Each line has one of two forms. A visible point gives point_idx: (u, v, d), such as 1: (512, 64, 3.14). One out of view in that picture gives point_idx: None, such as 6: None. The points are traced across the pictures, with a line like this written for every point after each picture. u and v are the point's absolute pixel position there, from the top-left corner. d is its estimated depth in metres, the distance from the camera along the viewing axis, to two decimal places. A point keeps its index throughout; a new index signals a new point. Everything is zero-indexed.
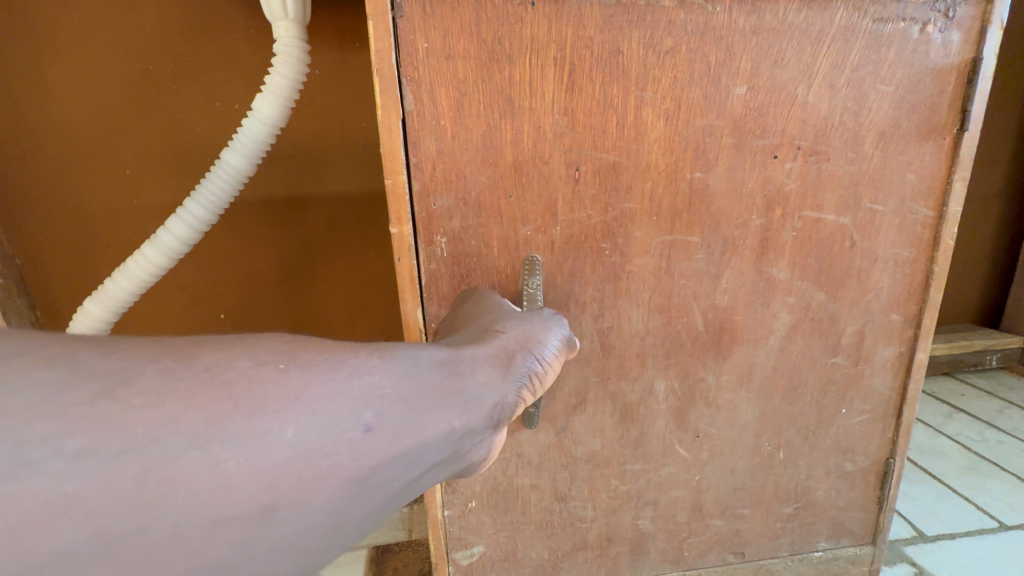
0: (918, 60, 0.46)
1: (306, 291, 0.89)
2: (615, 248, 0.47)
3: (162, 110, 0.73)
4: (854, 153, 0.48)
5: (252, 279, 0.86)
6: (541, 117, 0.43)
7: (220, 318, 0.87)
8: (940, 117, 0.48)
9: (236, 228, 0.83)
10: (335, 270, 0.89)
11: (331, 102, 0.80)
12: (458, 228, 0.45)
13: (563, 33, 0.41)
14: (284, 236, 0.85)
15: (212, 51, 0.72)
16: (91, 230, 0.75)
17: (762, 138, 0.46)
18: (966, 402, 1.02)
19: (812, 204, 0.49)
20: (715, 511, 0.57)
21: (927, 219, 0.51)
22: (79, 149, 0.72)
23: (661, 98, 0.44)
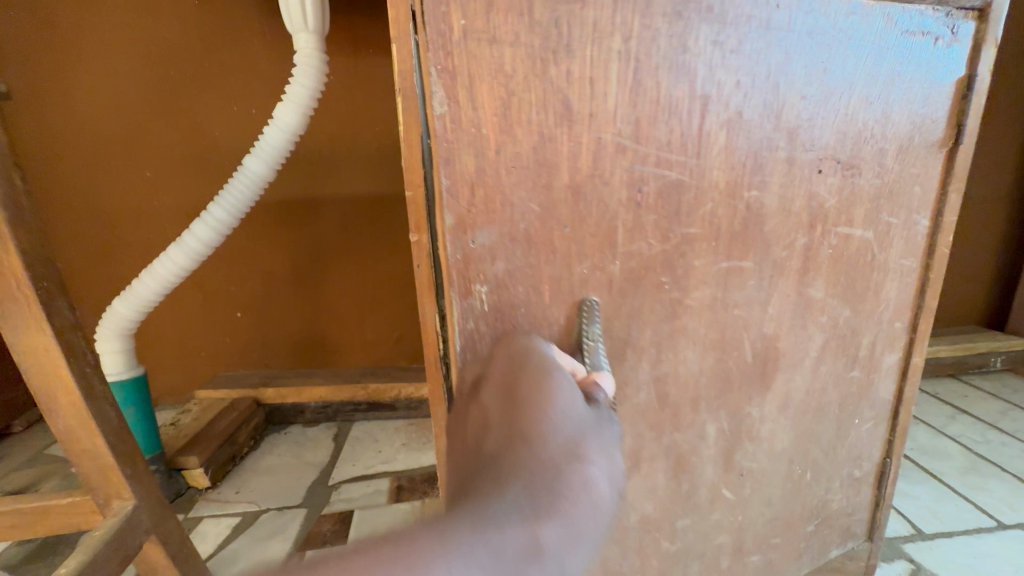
0: (928, 76, 0.44)
1: (317, 289, 1.02)
2: (674, 281, 0.42)
3: (187, 113, 0.85)
4: (880, 168, 0.46)
5: (270, 276, 1.00)
6: (602, 127, 0.36)
7: (237, 314, 1.02)
8: (940, 131, 0.46)
9: (256, 227, 0.97)
10: (347, 269, 1.01)
11: (348, 110, 0.92)
12: (502, 272, 0.38)
13: (629, 21, 0.35)
14: (298, 237, 0.98)
15: (234, 62, 0.84)
16: (122, 220, 0.89)
17: (812, 152, 0.43)
18: (969, 403, 0.99)
19: (846, 220, 0.46)
20: (754, 547, 0.56)
21: (925, 228, 0.49)
22: (114, 150, 0.86)
23: (726, 107, 0.39)
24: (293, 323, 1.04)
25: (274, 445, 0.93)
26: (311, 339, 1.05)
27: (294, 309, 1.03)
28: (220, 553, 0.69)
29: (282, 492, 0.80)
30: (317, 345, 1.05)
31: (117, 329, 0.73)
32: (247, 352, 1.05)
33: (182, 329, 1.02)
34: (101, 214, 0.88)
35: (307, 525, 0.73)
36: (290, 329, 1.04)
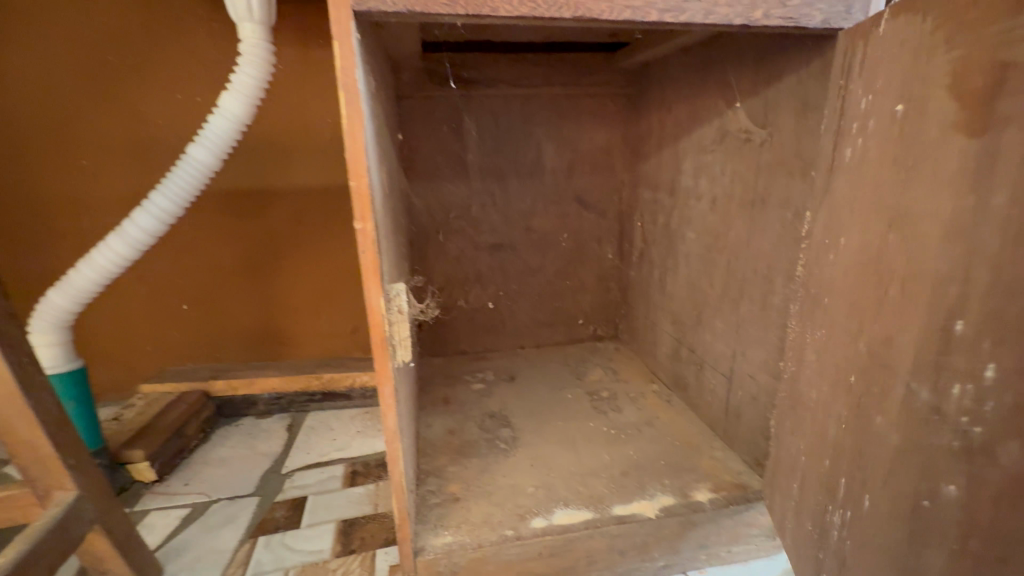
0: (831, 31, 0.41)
1: (271, 284, 1.07)
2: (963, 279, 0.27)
3: (127, 98, 0.84)
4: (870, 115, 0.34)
5: (219, 270, 1.04)
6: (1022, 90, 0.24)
7: (182, 308, 1.06)
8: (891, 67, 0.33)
9: (199, 222, 1.01)
10: (302, 264, 1.07)
11: (298, 96, 0.96)
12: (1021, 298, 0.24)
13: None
14: (248, 229, 1.03)
15: (176, 45, 0.83)
16: (46, 207, 0.87)
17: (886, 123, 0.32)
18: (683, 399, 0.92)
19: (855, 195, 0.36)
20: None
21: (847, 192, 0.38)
22: (43, 131, 0.84)
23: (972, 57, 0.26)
24: (248, 320, 1.09)
25: (224, 438, 0.95)
26: (270, 333, 1.11)
27: (251, 303, 1.08)
28: (167, 544, 0.70)
29: (231, 483, 0.82)
30: (276, 339, 1.11)
31: (57, 320, 0.77)
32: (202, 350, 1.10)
33: (123, 320, 1.06)
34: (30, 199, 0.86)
35: (259, 513, 0.75)
36: (243, 323, 1.09)
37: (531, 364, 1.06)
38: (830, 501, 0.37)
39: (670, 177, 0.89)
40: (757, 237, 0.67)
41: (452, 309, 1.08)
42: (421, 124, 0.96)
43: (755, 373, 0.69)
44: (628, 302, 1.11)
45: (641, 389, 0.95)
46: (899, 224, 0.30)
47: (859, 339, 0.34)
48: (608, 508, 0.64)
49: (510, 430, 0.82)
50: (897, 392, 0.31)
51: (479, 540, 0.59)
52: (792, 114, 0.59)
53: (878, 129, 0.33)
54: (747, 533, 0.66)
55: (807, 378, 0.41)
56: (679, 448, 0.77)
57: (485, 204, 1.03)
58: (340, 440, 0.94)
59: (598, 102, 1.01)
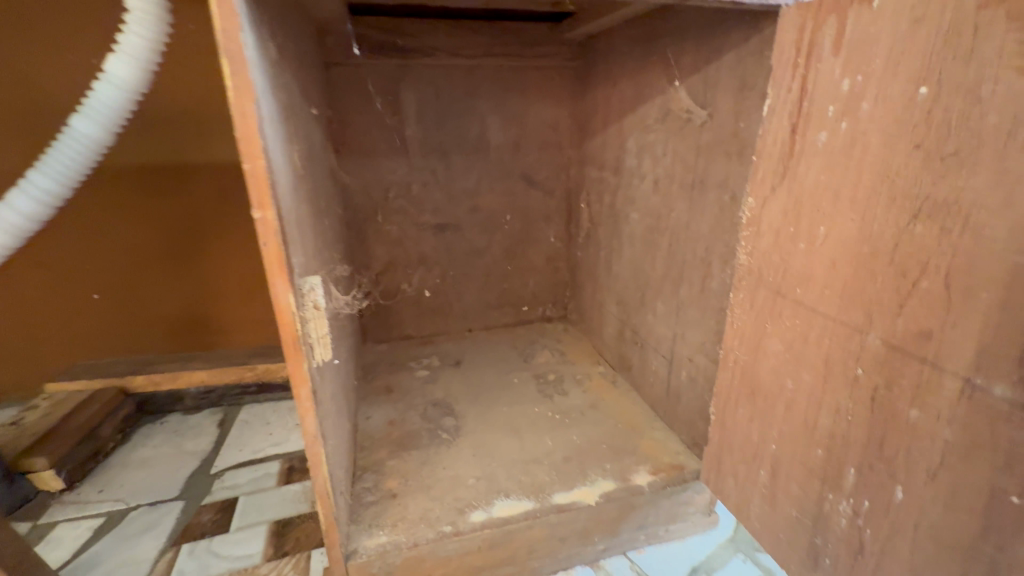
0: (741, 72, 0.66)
1: (195, 269, 1.06)
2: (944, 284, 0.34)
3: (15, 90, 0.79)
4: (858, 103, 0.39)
5: (136, 255, 1.02)
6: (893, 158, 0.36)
7: (95, 297, 1.03)
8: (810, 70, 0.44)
9: (109, 211, 0.98)
10: (220, 248, 1.05)
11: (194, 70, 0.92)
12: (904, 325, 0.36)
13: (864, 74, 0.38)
14: (163, 217, 1.01)
15: (60, 25, 0.77)
16: None
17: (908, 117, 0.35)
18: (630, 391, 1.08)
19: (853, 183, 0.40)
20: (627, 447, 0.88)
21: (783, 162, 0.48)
22: None
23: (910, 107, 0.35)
24: (166, 309, 1.08)
25: (145, 436, 0.98)
26: (196, 319, 1.10)
27: (170, 289, 1.06)
28: (78, 558, 0.72)
29: (149, 489, 0.84)
30: (200, 326, 1.10)
31: None
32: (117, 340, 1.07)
33: (32, 319, 1.02)
34: None
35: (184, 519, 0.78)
36: (164, 313, 1.08)
37: (475, 349, 1.24)
38: (833, 489, 0.44)
39: (616, 156, 1.02)
40: (695, 220, 0.80)
41: (396, 294, 1.23)
42: (354, 97, 1.04)
43: (693, 354, 0.85)
44: (575, 282, 1.30)
45: (587, 372, 1.15)
46: (897, 210, 0.36)
47: (864, 335, 0.40)
48: (548, 497, 0.79)
49: (452, 418, 0.99)
50: (914, 365, 0.36)
51: (415, 540, 0.72)
52: (729, 94, 0.69)
53: (856, 116, 0.39)
54: (681, 512, 0.86)
55: (777, 370, 0.50)
56: (614, 431, 0.95)
57: (428, 183, 1.15)
58: (274, 435, 0.97)
59: (545, 73, 1.13)
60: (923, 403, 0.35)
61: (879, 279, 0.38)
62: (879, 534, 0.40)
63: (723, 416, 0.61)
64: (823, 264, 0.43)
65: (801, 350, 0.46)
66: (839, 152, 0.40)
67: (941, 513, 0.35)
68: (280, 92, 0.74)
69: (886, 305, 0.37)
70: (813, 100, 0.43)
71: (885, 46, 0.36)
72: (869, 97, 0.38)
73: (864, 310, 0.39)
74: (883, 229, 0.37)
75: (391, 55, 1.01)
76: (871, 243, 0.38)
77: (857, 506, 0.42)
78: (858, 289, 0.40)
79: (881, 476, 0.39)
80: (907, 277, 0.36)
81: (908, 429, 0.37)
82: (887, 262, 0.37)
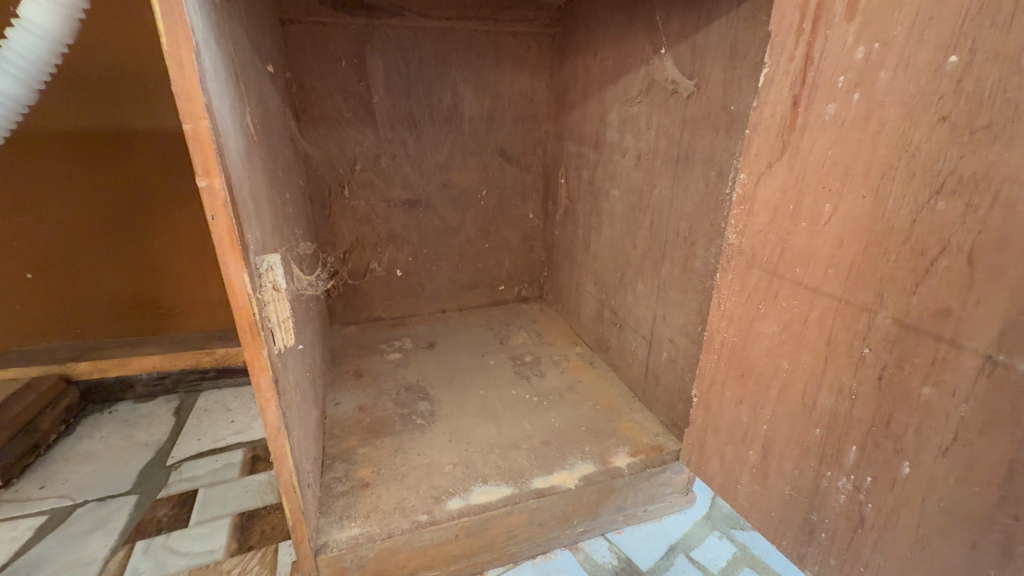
0: (741, 36, 0.63)
1: (148, 252, 1.14)
2: (955, 253, 0.33)
3: None
4: (854, 62, 0.38)
5: (83, 235, 1.08)
6: (909, 127, 0.34)
7: (28, 276, 1.08)
8: (801, 19, 0.42)
9: (56, 198, 1.04)
10: (161, 233, 1.13)
11: (125, 53, 0.97)
12: (912, 305, 0.36)
13: (877, 33, 0.36)
14: (114, 203, 1.08)
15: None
16: None
17: (921, 75, 0.34)
18: (602, 369, 1.13)
19: (851, 144, 0.39)
20: (595, 435, 0.92)
21: (783, 113, 0.45)
22: None
23: (911, 75, 0.34)
24: (110, 295, 1.15)
25: (93, 429, 1.02)
26: (148, 304, 1.19)
27: (114, 268, 1.13)
28: (17, 560, 0.73)
29: (97, 484, 0.88)
30: (149, 310, 1.20)
31: None
32: (52, 327, 1.14)
33: None
34: None
35: (140, 513, 0.81)
36: (118, 295, 1.16)
37: (444, 330, 1.29)
38: (832, 468, 0.44)
39: (597, 131, 1.04)
40: (680, 196, 0.80)
41: (365, 274, 1.25)
42: (313, 58, 1.02)
43: (675, 335, 0.86)
44: (551, 261, 1.38)
45: (564, 352, 1.21)
46: (916, 186, 0.34)
47: (878, 312, 0.38)
48: (528, 482, 0.79)
49: (426, 403, 1.00)
50: (930, 345, 0.35)
51: (389, 531, 0.70)
52: (720, 65, 0.68)
53: (872, 88, 0.37)
54: (659, 492, 0.87)
55: (770, 350, 0.50)
56: (592, 414, 0.98)
57: (397, 155, 1.16)
58: (236, 423, 1.04)
59: (521, 42, 1.15)
60: (937, 379, 0.35)
61: (893, 258, 0.36)
62: (883, 506, 0.40)
63: (705, 399, 0.63)
64: (829, 242, 0.41)
65: (800, 332, 0.46)
66: (853, 127, 0.38)
67: (953, 487, 0.35)
68: (227, 43, 0.70)
69: (901, 285, 0.36)
70: (820, 71, 0.41)
71: (908, 11, 0.34)
72: (890, 65, 0.35)
73: (874, 289, 0.38)
74: (899, 206, 0.36)
75: (355, 12, 0.99)
76: (886, 220, 0.36)
77: (859, 482, 0.42)
78: (871, 270, 0.38)
79: (887, 452, 0.39)
80: (926, 255, 0.34)
81: (920, 405, 0.36)
82: (902, 240, 0.36)
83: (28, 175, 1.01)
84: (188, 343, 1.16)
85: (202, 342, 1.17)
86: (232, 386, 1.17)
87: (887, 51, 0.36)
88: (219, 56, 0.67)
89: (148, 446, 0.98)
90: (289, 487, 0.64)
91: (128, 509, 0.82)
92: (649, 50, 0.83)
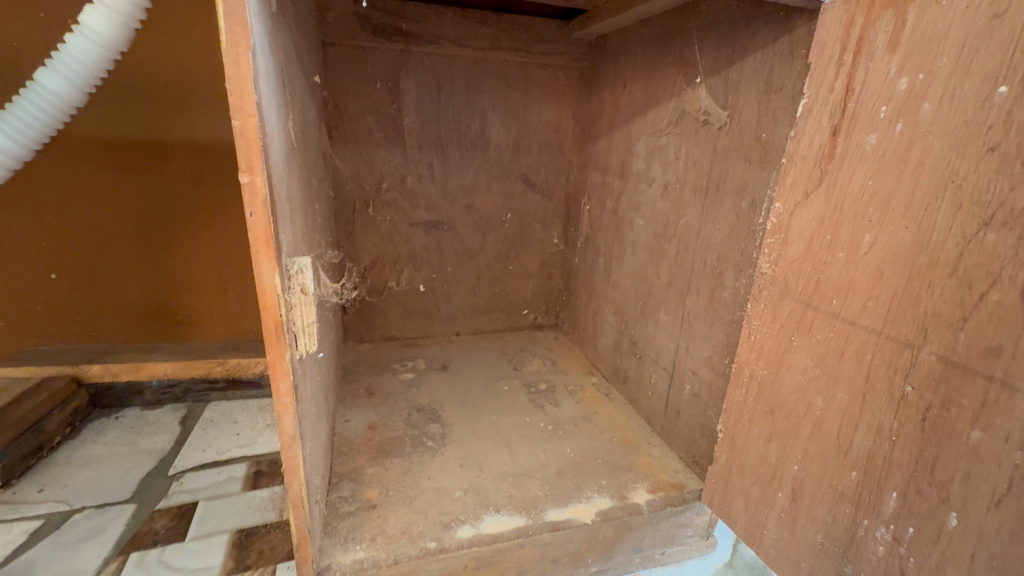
0: (772, 75, 0.72)
1: (195, 274, 1.56)
2: (996, 285, 0.41)
3: (100, 155, 1.36)
4: (890, 97, 0.50)
5: (138, 261, 1.49)
6: (955, 172, 0.44)
7: (56, 281, 1.44)
8: (847, 56, 0.55)
9: (130, 230, 1.45)
10: (207, 260, 1.55)
11: (218, 108, 1.40)
12: (958, 346, 0.44)
13: (926, 86, 0.46)
14: (170, 238, 1.49)
15: (164, 105, 1.36)
16: (42, 237, 1.39)
17: (956, 107, 0.44)
18: (607, 406, 1.19)
19: (894, 167, 0.49)
20: (586, 462, 0.99)
21: (825, 138, 0.58)
22: (30, 189, 1.34)
23: (948, 114, 0.45)
24: (146, 302, 1.54)
25: (96, 433, 1.25)
26: (179, 313, 1.59)
27: (155, 285, 1.53)
28: (12, 562, 0.90)
29: (94, 492, 1.06)
30: (172, 318, 1.58)
31: None
32: (95, 322, 1.51)
33: (53, 289, 1.44)
34: (27, 222, 1.37)
35: (137, 524, 0.99)
36: (153, 303, 1.55)
37: (459, 352, 1.43)
38: (872, 517, 0.53)
39: (623, 160, 1.17)
40: (708, 226, 0.88)
41: (382, 291, 1.41)
42: (348, 79, 1.19)
43: (698, 368, 0.92)
44: (568, 288, 1.53)
45: (580, 382, 1.30)
46: (964, 218, 0.44)
47: (924, 349, 0.47)
48: (541, 514, 0.84)
49: (437, 425, 1.09)
50: (980, 384, 0.43)
51: (394, 557, 0.75)
52: (754, 97, 0.76)
53: (916, 116, 0.47)
54: (677, 534, 0.92)
55: (811, 388, 0.60)
56: (610, 447, 1.05)
57: (422, 177, 1.33)
58: (241, 436, 1.27)
59: (550, 73, 1.33)
60: (986, 424, 0.42)
61: (938, 291, 0.46)
62: (919, 554, 0.48)
63: (737, 435, 0.75)
64: (871, 274, 0.52)
65: (835, 366, 0.57)
66: (895, 154, 0.49)
67: (1006, 543, 0.41)
68: (277, 51, 0.78)
69: (947, 321, 0.45)
70: (860, 101, 0.53)
71: (954, 45, 0.44)
72: (932, 97, 0.46)
73: (919, 329, 0.47)
74: (945, 240, 0.45)
75: (393, 39, 1.17)
76: (929, 253, 0.46)
77: (900, 533, 0.50)
78: (912, 304, 0.48)
79: (932, 502, 0.47)
80: (974, 289, 0.43)
81: (970, 450, 0.43)
82: (947, 273, 0.45)
83: (111, 214, 1.42)
84: (211, 348, 1.49)
85: (217, 352, 1.45)
86: (238, 398, 1.43)
87: (929, 81, 0.46)
88: (271, 58, 0.74)
89: (149, 454, 1.19)
90: (295, 495, 0.68)
91: (126, 518, 1.00)
92: (681, 82, 0.94)
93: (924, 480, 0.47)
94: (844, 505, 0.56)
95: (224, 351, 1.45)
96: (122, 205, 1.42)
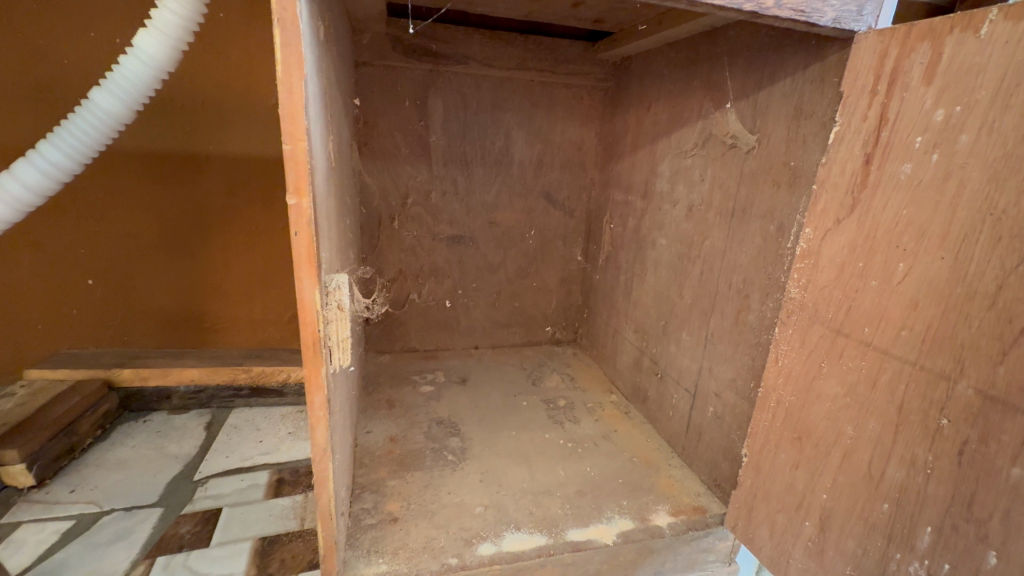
0: (800, 100, 0.74)
1: (226, 285, 1.62)
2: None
3: (140, 171, 1.44)
4: (925, 125, 0.52)
5: (170, 271, 1.55)
6: (995, 209, 0.46)
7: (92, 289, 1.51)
8: (880, 86, 0.57)
9: (163, 242, 1.52)
10: (237, 272, 1.61)
11: (259, 122, 1.47)
12: (999, 378, 0.45)
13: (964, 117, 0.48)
14: (203, 249, 1.56)
15: (207, 121, 1.43)
16: (82, 246, 1.46)
17: (995, 141, 0.46)
18: (626, 425, 1.20)
19: (930, 197, 0.51)
20: (605, 481, 1.01)
21: (857, 168, 0.60)
22: (74, 200, 1.42)
23: (989, 149, 0.46)
24: (176, 311, 1.60)
25: (125, 436, 1.30)
26: (208, 321, 1.65)
27: (186, 295, 1.60)
28: (42, 562, 0.93)
29: (122, 495, 1.10)
30: (199, 326, 1.64)
31: None
32: (127, 329, 1.58)
33: (89, 296, 1.51)
34: (71, 232, 1.44)
35: (163, 528, 1.02)
36: (182, 311, 1.61)
37: (479, 366, 1.46)
38: (906, 552, 0.53)
39: (646, 180, 1.19)
40: (733, 249, 0.90)
41: (404, 304, 1.45)
42: (379, 97, 1.24)
43: (722, 390, 0.93)
44: (588, 305, 1.54)
45: (598, 400, 1.32)
46: (1003, 252, 0.45)
47: (962, 381, 0.48)
48: (562, 534, 0.85)
49: (457, 440, 1.12)
50: (1021, 421, 0.44)
51: (416, 571, 0.76)
52: (784, 123, 0.77)
53: (954, 147, 0.49)
54: (699, 560, 0.91)
55: (841, 417, 0.61)
56: (629, 467, 1.06)
57: (447, 193, 1.37)
58: (262, 444, 1.31)
59: (575, 93, 1.37)
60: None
61: (977, 324, 0.47)
62: None
63: (762, 461, 0.76)
64: (906, 303, 0.53)
65: (867, 396, 0.58)
66: (931, 185, 0.51)
67: None
68: (322, 75, 0.83)
69: (987, 354, 0.46)
70: (894, 131, 0.55)
71: (993, 78, 0.46)
72: (971, 129, 0.48)
73: (955, 359, 0.49)
74: (982, 272, 0.47)
75: (423, 58, 1.22)
76: (967, 283, 0.48)
77: (934, 568, 0.51)
78: (948, 333, 0.49)
79: (969, 538, 0.47)
80: (1014, 322, 0.44)
81: (1010, 488, 0.44)
82: (987, 306, 0.46)
83: (147, 225, 1.49)
84: (239, 356, 1.54)
85: (245, 361, 1.49)
86: (259, 405, 1.47)
87: (967, 113, 0.48)
88: (316, 81, 0.78)
89: (175, 459, 1.24)
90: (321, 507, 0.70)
91: (152, 522, 1.04)
92: (708, 105, 0.96)
93: (962, 517, 0.48)
94: (876, 537, 0.57)
95: (254, 360, 1.50)
96: (159, 217, 1.49)
